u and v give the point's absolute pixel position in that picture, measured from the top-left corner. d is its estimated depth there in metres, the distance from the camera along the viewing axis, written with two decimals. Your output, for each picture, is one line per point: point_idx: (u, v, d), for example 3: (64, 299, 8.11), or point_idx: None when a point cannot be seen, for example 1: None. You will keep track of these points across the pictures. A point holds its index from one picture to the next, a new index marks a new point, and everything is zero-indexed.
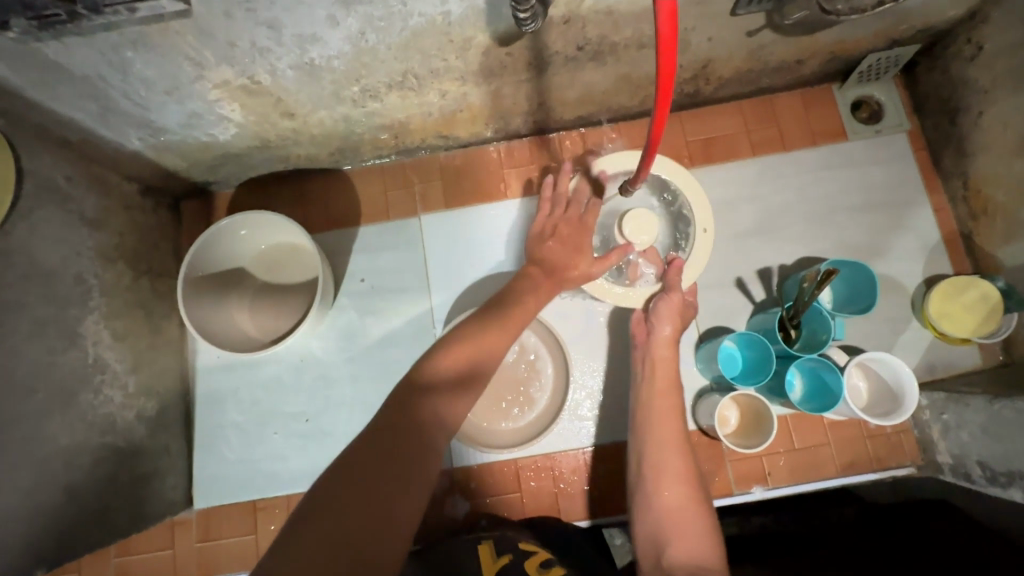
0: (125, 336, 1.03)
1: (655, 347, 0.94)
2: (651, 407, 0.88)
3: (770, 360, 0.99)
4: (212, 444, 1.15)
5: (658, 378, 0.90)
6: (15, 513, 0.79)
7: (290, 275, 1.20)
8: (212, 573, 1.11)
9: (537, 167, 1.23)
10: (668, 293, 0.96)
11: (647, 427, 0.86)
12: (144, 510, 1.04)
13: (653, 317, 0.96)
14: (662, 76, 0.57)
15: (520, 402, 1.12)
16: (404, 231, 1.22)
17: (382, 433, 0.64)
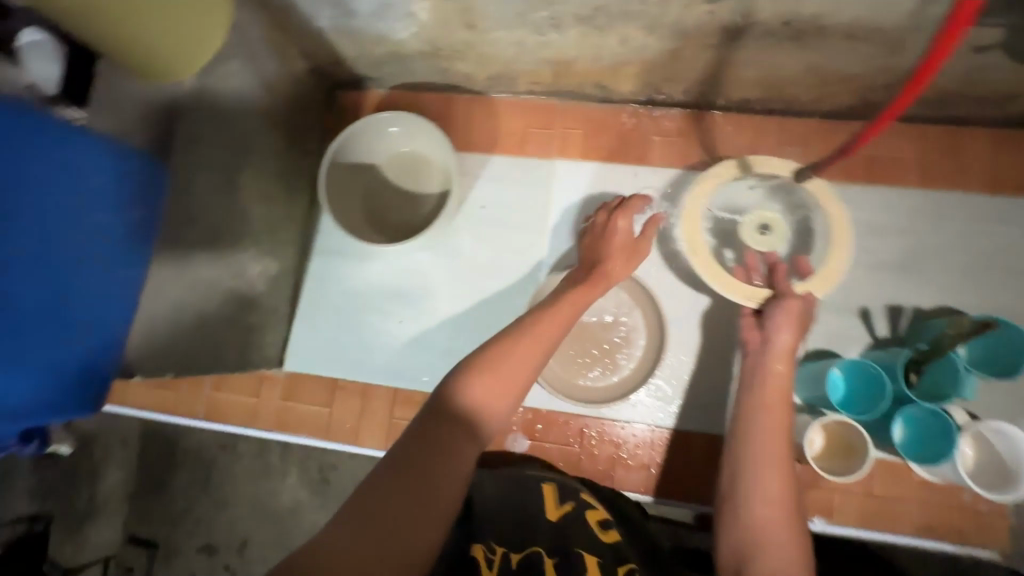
0: (270, 197, 1.10)
1: (770, 359, 0.88)
2: (756, 427, 0.82)
3: (886, 397, 0.94)
4: (312, 318, 1.24)
5: (769, 394, 0.84)
6: (165, 321, 0.89)
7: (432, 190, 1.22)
8: (287, 429, 1.21)
9: (684, 142, 1.19)
10: (785, 301, 0.92)
11: (752, 433, 0.82)
12: (248, 357, 1.13)
13: (769, 324, 0.91)
14: (923, 64, 0.55)
15: (604, 366, 1.13)
16: (535, 170, 1.23)
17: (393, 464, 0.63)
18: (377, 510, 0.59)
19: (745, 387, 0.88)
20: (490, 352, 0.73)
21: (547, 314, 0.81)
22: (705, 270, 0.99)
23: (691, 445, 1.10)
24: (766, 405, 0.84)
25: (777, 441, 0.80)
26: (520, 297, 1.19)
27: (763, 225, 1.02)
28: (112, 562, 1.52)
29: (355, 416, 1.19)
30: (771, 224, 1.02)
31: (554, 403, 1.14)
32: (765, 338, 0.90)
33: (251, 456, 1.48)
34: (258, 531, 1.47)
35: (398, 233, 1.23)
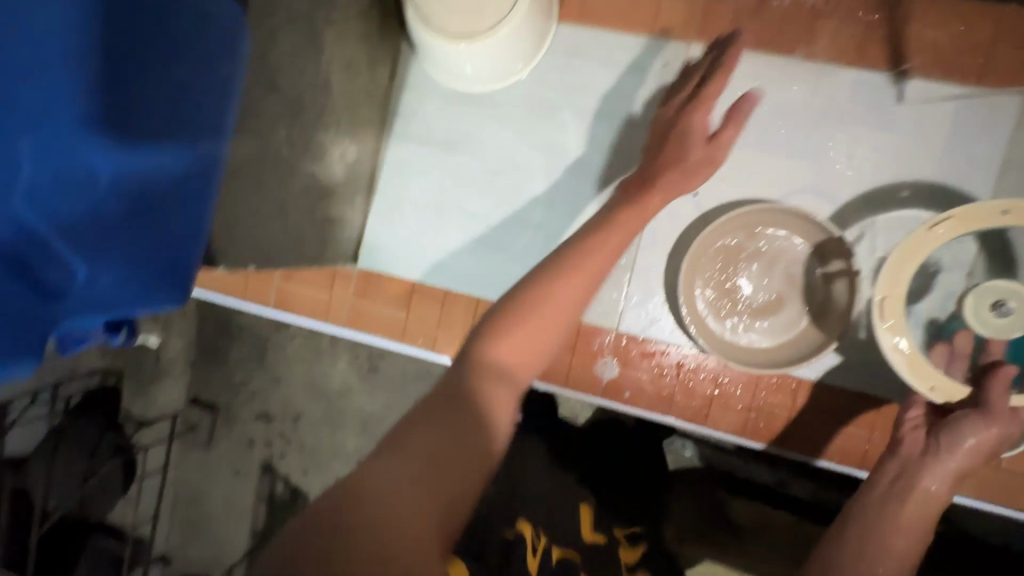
0: (351, 64, 0.93)
1: (928, 476, 0.69)
2: (877, 542, 0.63)
3: None
4: (389, 212, 1.12)
5: (909, 510, 0.66)
6: (247, 211, 0.79)
7: None
8: (360, 327, 1.15)
9: (861, 31, 0.95)
10: (985, 419, 0.73)
11: (867, 531, 0.64)
12: (324, 253, 1.03)
13: (942, 438, 0.73)
14: None
15: (719, 308, 1.00)
16: (664, 55, 1.01)
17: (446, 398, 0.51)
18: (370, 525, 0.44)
19: (872, 491, 0.69)
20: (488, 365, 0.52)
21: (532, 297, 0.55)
22: (895, 338, 0.79)
23: (799, 392, 1.00)
24: (899, 514, 0.66)
25: (909, 554, 0.63)
26: (646, 244, 1.03)
27: (999, 302, 0.81)
28: (180, 419, 1.57)
29: (432, 322, 1.11)
30: (1012, 305, 0.80)
31: (651, 331, 1.04)
32: (930, 451, 0.72)
33: (301, 337, 1.47)
34: (308, 405, 1.50)
35: (475, 85, 1.04)
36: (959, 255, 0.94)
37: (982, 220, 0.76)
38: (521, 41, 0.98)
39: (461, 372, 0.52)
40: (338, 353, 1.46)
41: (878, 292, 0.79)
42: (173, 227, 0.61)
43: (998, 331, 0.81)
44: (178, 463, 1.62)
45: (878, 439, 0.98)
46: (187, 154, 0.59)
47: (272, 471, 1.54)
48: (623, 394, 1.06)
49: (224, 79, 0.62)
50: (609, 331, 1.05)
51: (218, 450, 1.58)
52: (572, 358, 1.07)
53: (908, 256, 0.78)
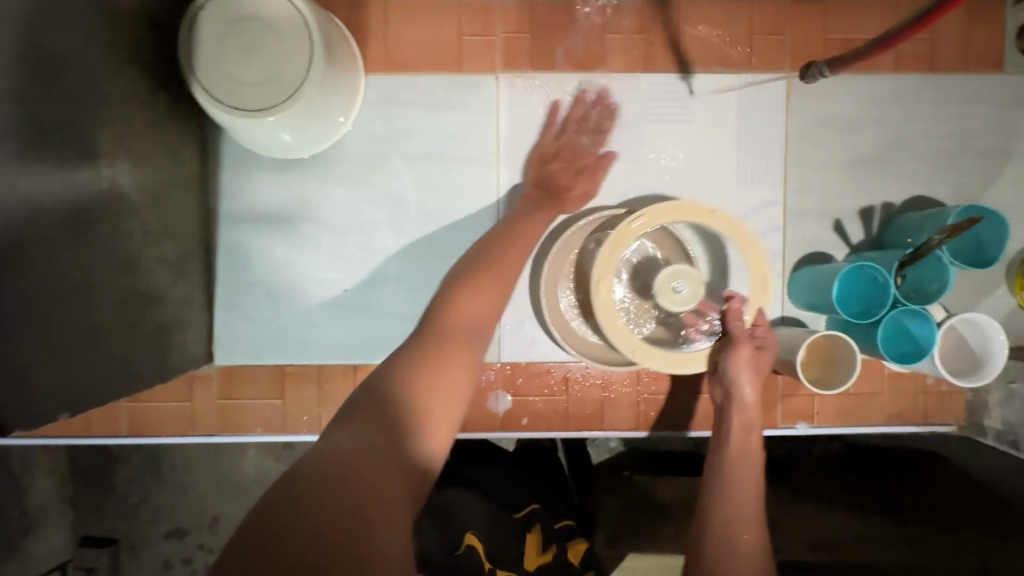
0: (144, 160, 0.85)
1: (739, 410, 0.86)
2: (734, 493, 0.78)
3: (886, 303, 0.92)
4: (236, 300, 1.04)
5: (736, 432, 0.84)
6: (44, 358, 0.68)
7: (266, 61, 0.87)
8: (235, 430, 1.05)
9: (645, 39, 1.03)
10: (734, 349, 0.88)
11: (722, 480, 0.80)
12: (167, 364, 0.92)
13: (727, 380, 0.87)
14: (938, 7, 0.58)
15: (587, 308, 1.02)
16: (477, 89, 1.03)
17: (363, 405, 0.64)
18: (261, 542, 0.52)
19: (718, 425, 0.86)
20: (410, 375, 0.66)
21: (460, 334, 0.72)
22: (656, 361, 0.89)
23: (678, 376, 1.07)
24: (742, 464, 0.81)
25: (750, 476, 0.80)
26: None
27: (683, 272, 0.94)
28: (72, 567, 1.34)
29: (313, 403, 1.05)
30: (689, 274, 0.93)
31: (533, 353, 1.06)
32: (724, 396, 0.88)
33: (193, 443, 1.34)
34: (223, 513, 1.36)
35: (295, 150, 1.00)
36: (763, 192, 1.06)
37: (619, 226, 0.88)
38: (331, 101, 0.95)
39: (383, 380, 0.66)
40: (239, 448, 1.34)
41: (627, 350, 0.88)
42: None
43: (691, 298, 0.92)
44: None
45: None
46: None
47: None
48: (521, 421, 1.06)
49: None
50: (493, 364, 1.06)
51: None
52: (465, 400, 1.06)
53: (608, 315, 0.88)
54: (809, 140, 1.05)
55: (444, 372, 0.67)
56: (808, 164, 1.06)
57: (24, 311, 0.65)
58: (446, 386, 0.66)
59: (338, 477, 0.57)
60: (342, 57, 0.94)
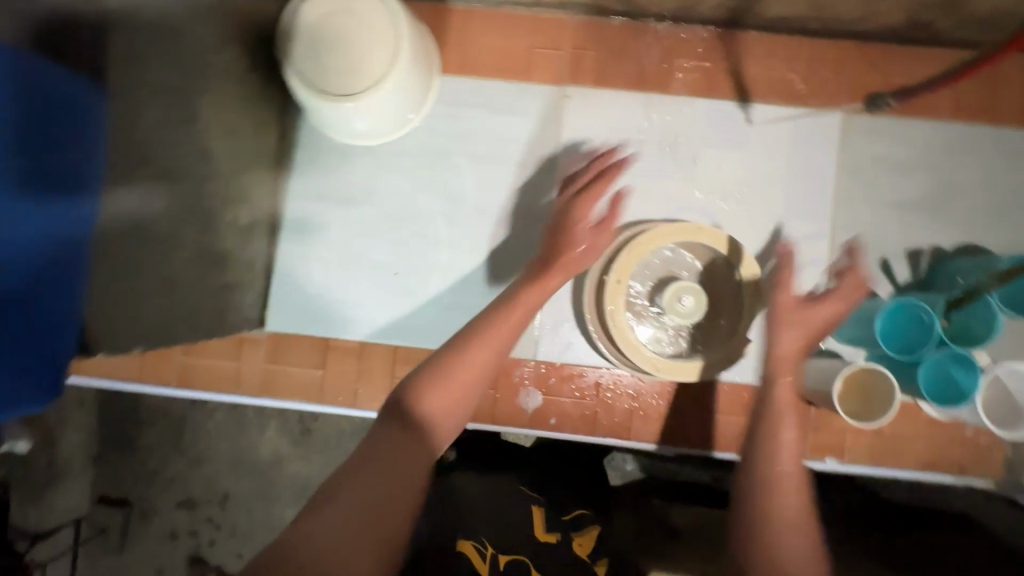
0: (234, 130, 0.93)
1: (782, 359, 0.87)
2: (776, 468, 0.77)
3: (932, 342, 0.92)
4: (293, 271, 1.10)
5: (784, 391, 0.84)
6: (123, 299, 0.77)
7: (355, 51, 0.94)
8: (275, 394, 1.09)
9: (707, 66, 1.08)
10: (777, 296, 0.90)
11: (763, 440, 0.80)
12: (223, 321, 0.98)
13: (772, 320, 0.89)
14: (992, 52, 0.61)
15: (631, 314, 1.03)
16: (542, 98, 1.09)
17: (355, 467, 0.67)
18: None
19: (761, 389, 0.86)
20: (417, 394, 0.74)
21: (463, 359, 0.78)
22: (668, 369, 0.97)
23: (708, 394, 1.07)
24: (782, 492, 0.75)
25: (795, 441, 0.80)
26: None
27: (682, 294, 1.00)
28: (85, 524, 1.40)
29: (351, 378, 1.09)
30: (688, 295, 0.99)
31: (567, 355, 1.08)
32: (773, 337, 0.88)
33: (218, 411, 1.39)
34: (236, 484, 1.40)
35: (367, 137, 1.06)
36: (811, 222, 1.07)
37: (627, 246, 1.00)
38: (407, 94, 1.02)
39: (400, 423, 0.71)
40: (268, 418, 1.38)
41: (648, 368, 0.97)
42: (38, 319, 0.63)
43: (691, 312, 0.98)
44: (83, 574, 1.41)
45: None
46: (52, 249, 0.63)
47: (200, 564, 1.40)
48: (549, 420, 1.08)
49: (89, 208, 0.67)
50: (528, 361, 1.08)
51: (133, 553, 1.40)
52: (496, 393, 1.08)
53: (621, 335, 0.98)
54: (862, 177, 1.07)
55: (444, 386, 0.76)
56: (859, 200, 1.07)
57: (116, 253, 0.72)
58: (446, 423, 0.75)
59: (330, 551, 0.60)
60: (422, 56, 1.01)
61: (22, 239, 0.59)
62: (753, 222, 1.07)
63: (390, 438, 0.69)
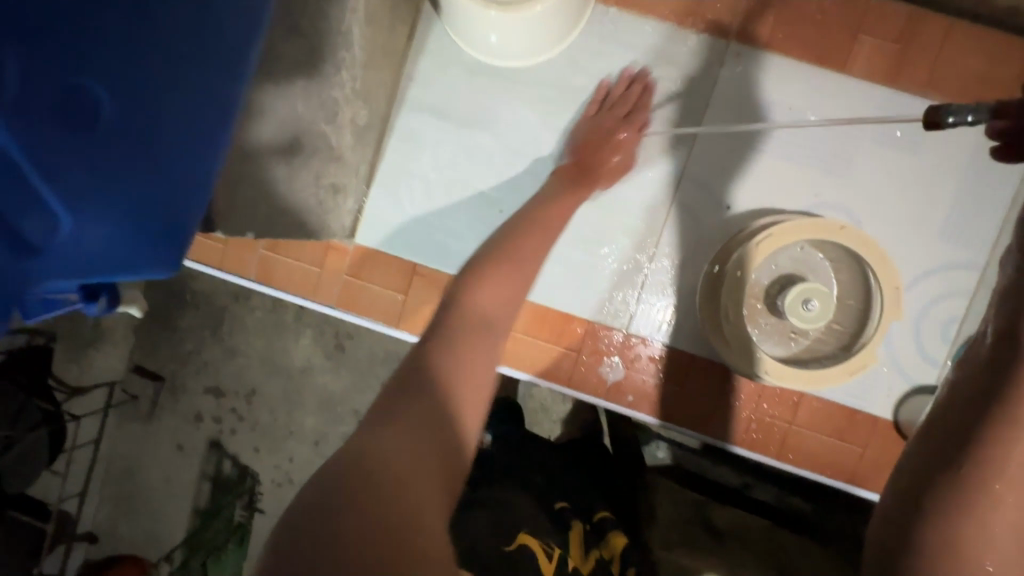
0: (372, 20, 0.84)
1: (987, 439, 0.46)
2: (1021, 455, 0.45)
3: None
4: (393, 187, 1.03)
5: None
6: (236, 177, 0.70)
7: None
8: (350, 309, 1.05)
9: (898, 50, 0.94)
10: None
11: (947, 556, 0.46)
12: (320, 222, 0.93)
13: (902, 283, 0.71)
14: None
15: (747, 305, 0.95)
16: (704, 50, 0.97)
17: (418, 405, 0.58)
18: (321, 539, 0.46)
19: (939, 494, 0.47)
20: (472, 287, 0.71)
21: None
22: (806, 379, 0.90)
23: (801, 407, 1.00)
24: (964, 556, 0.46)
25: None
26: (663, 246, 1.00)
27: (809, 298, 0.89)
28: (119, 388, 1.42)
29: (431, 308, 1.04)
30: (819, 298, 0.89)
31: (662, 335, 1.02)
32: None
33: (264, 309, 1.37)
34: (267, 385, 1.39)
35: (504, 57, 0.97)
36: (962, 249, 0.97)
37: (759, 240, 0.90)
38: (561, 16, 0.91)
39: (450, 329, 0.66)
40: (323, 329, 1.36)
41: (775, 374, 0.91)
42: (161, 191, 0.50)
43: (819, 317, 0.90)
44: (116, 436, 1.44)
45: (869, 455, 1.00)
46: (194, 110, 0.51)
47: (217, 449, 1.41)
48: (627, 398, 1.03)
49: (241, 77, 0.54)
50: (619, 333, 1.02)
51: (165, 422, 1.42)
52: (578, 358, 1.03)
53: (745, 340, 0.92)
54: None
55: (509, 283, 0.72)
56: None
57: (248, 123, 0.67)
58: (484, 302, 0.70)
59: (406, 477, 0.52)
60: None
61: (161, 95, 0.48)
62: (899, 237, 0.97)
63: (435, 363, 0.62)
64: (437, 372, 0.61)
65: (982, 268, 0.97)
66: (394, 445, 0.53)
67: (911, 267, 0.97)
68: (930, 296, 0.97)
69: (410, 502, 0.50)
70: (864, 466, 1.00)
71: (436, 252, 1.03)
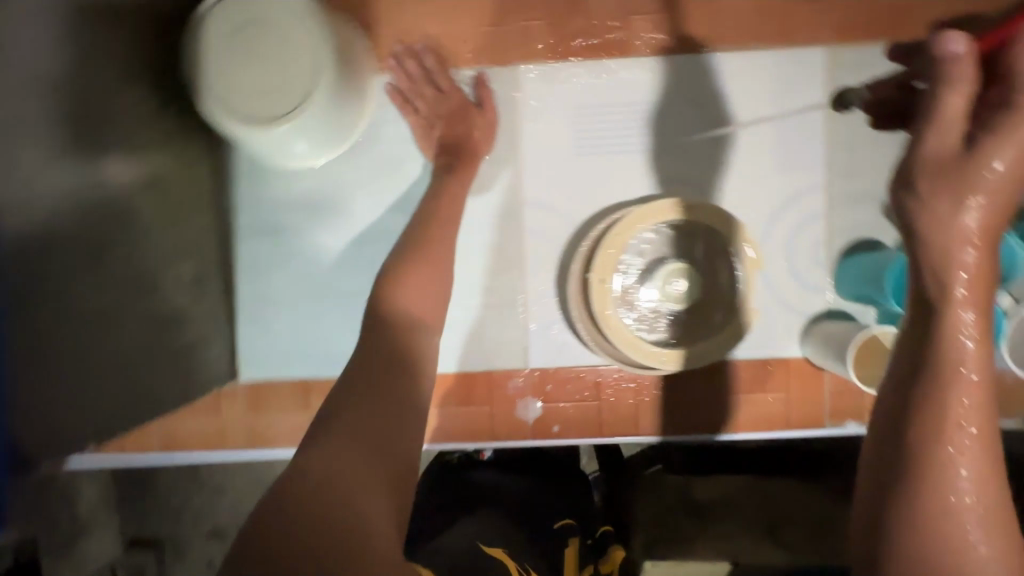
0: (155, 182, 0.83)
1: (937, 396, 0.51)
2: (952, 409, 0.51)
3: None
4: (258, 314, 1.03)
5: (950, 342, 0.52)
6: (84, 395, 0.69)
7: (271, 71, 0.83)
8: (263, 446, 1.04)
9: (668, 18, 0.96)
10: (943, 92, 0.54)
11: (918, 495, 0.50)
12: (190, 382, 0.92)
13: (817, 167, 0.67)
14: None
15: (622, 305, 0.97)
16: (494, 83, 0.98)
17: (371, 380, 0.70)
18: (300, 526, 0.54)
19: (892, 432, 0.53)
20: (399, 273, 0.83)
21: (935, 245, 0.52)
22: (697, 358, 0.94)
23: (714, 377, 1.01)
24: (937, 495, 0.49)
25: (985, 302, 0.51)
26: (531, 275, 1.01)
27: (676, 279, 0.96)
28: None
29: None
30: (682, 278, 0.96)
31: (562, 358, 1.02)
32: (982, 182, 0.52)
33: None
34: None
35: (310, 158, 0.97)
36: (800, 176, 0.98)
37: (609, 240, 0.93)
38: (344, 103, 0.91)
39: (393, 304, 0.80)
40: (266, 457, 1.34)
41: (669, 362, 0.94)
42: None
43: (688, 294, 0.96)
44: None
45: (794, 396, 1.01)
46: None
47: None
48: (553, 428, 1.03)
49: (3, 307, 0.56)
50: (522, 371, 1.02)
51: None
52: (493, 409, 1.02)
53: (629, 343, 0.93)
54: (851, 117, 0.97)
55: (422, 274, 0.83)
56: (853, 142, 0.97)
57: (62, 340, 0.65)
58: (416, 301, 0.81)
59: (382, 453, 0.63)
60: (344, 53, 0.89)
61: None
62: (740, 187, 0.99)
63: (393, 343, 0.75)
64: (393, 343, 0.75)
65: (826, 185, 0.98)
66: (383, 417, 0.67)
67: (761, 211, 0.99)
68: (790, 229, 0.99)
69: (374, 503, 0.58)
70: (794, 407, 1.01)
71: (323, 361, 1.03)
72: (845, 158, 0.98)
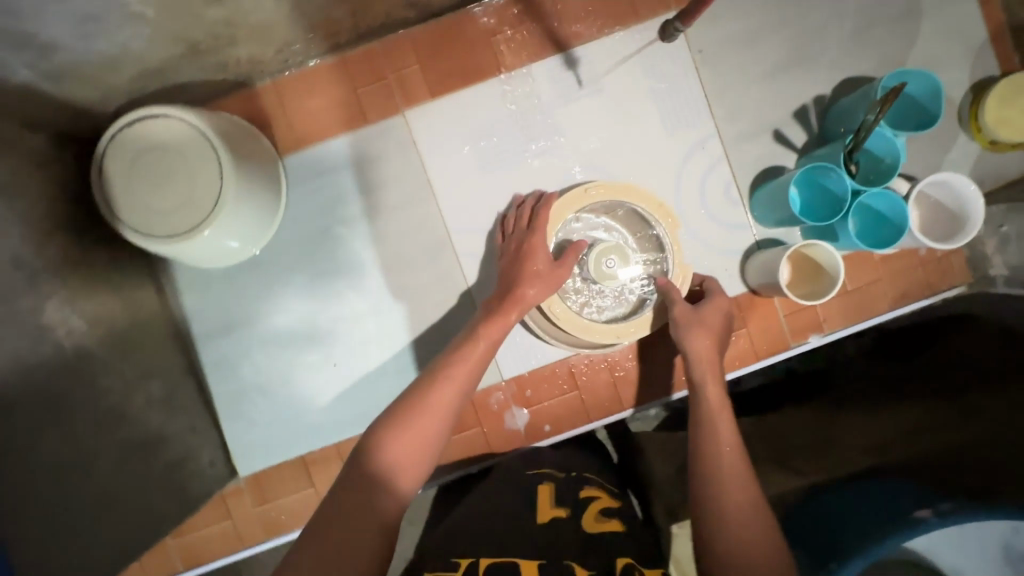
0: (99, 319, 0.87)
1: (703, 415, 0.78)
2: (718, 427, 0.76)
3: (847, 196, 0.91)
4: (238, 410, 1.06)
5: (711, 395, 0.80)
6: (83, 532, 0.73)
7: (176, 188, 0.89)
8: (279, 532, 1.06)
9: (526, 28, 1.03)
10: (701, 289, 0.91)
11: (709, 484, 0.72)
12: (186, 493, 0.95)
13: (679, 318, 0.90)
14: None
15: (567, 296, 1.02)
16: (390, 132, 1.04)
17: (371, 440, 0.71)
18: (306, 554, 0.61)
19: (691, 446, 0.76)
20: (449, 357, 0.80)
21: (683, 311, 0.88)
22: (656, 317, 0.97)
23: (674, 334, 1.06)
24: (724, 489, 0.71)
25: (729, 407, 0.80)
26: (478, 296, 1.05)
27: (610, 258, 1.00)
28: None
29: None
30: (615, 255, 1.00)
31: (531, 362, 1.06)
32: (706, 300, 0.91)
33: None
34: None
35: (241, 252, 1.01)
36: (690, 131, 1.05)
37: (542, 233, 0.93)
38: (254, 192, 0.96)
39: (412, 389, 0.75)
40: None
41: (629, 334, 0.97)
42: None
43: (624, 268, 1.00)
44: None
45: (753, 329, 1.06)
46: None
47: None
48: (544, 428, 1.06)
49: None
50: (499, 385, 1.06)
51: None
52: (482, 429, 1.06)
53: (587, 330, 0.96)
54: (718, 65, 1.04)
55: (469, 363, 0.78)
56: (727, 87, 1.04)
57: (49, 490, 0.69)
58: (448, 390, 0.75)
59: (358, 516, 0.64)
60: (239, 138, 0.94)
61: None
62: (640, 158, 1.05)
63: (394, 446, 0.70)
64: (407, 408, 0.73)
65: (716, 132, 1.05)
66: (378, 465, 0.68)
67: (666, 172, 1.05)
68: (698, 180, 1.05)
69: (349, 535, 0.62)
70: (756, 339, 1.06)
71: (311, 434, 1.06)
72: (724, 102, 1.04)
